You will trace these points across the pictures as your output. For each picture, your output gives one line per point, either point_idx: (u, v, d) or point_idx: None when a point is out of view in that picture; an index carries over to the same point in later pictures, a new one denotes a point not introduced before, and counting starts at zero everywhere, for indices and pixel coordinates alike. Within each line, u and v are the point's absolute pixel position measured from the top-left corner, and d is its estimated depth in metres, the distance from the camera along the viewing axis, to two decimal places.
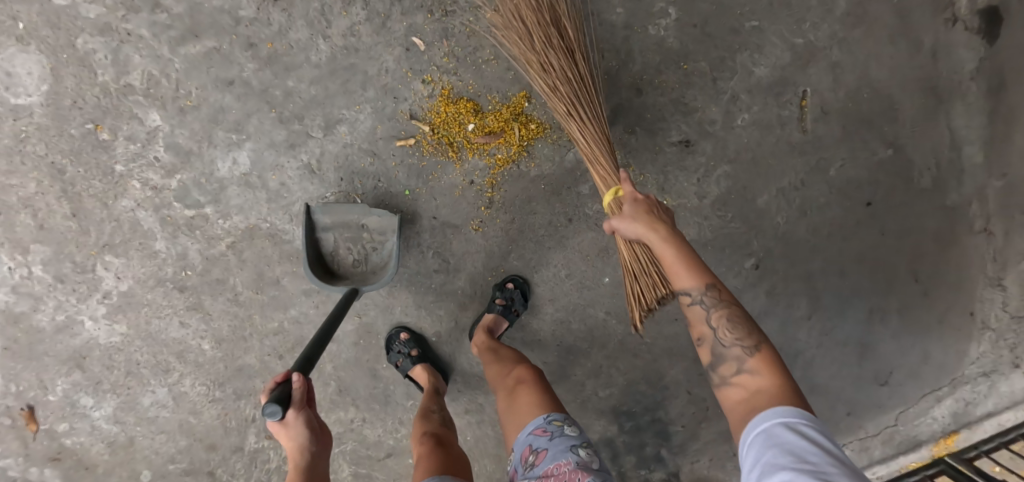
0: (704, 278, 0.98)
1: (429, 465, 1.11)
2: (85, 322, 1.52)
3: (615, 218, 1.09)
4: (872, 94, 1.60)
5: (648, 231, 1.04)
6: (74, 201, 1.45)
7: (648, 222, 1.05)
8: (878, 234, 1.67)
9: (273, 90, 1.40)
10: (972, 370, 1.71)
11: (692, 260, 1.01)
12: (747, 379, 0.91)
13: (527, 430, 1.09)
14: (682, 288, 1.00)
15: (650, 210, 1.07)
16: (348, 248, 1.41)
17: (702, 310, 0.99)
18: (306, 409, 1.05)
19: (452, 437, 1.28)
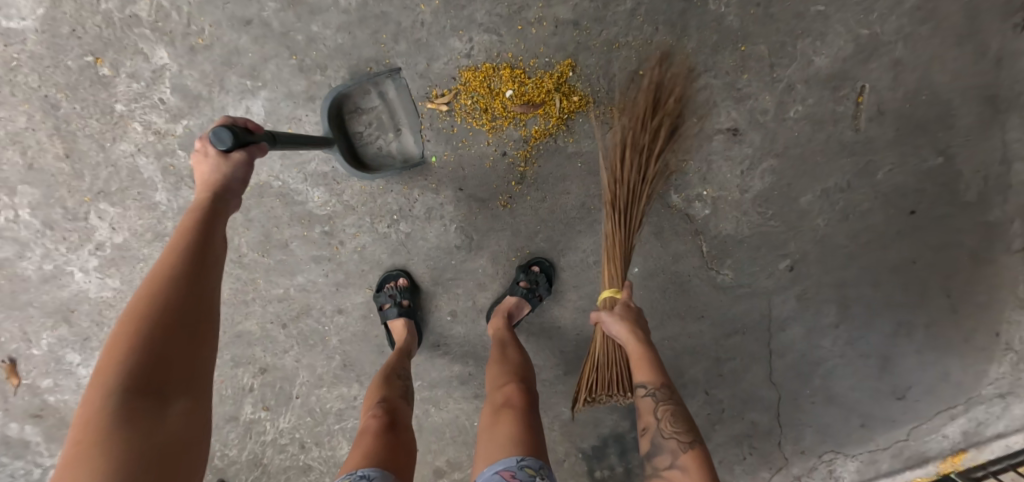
0: (657, 377, 1.11)
1: (373, 451, 1.03)
2: (75, 273, 1.41)
3: (603, 312, 1.22)
4: (931, 97, 1.49)
5: (631, 333, 1.16)
6: (67, 141, 1.33)
7: (639, 336, 1.15)
8: (919, 245, 1.59)
9: (295, 34, 1.27)
10: (988, 391, 1.61)
11: (652, 359, 1.14)
12: (674, 473, 1.04)
13: (492, 467, 0.97)
14: (640, 381, 1.13)
15: (634, 318, 1.19)
16: (372, 119, 1.34)
17: (650, 402, 1.11)
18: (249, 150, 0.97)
19: (404, 412, 1.20)
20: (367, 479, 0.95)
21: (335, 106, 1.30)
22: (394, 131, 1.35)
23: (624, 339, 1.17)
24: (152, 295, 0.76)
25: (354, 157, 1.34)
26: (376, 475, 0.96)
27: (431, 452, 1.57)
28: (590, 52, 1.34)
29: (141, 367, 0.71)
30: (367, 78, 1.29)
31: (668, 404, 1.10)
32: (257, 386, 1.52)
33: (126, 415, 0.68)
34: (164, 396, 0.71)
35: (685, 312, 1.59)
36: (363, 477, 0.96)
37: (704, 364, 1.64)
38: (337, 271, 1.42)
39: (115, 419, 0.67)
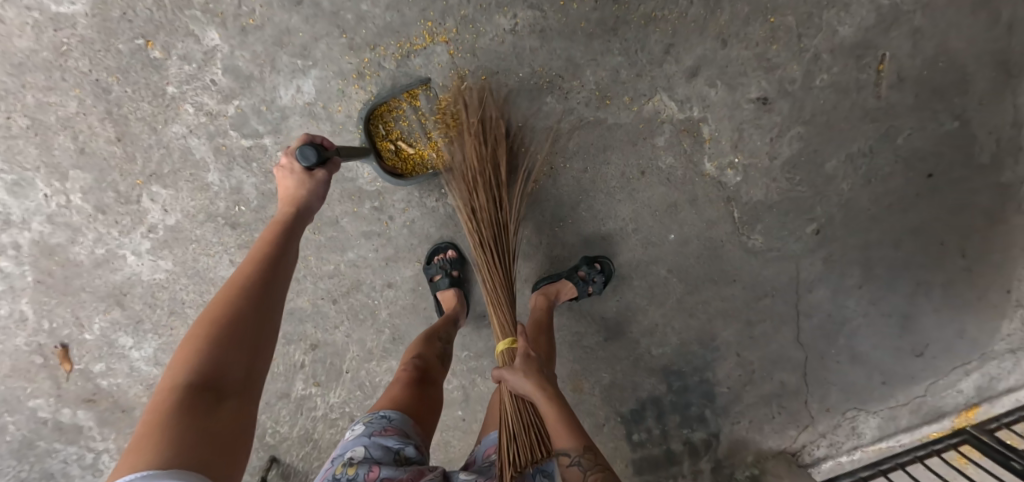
0: (581, 438, 0.94)
1: (399, 399, 1.10)
2: (128, 257, 1.44)
3: (506, 369, 1.09)
4: (948, 64, 1.56)
5: (541, 388, 1.02)
6: (119, 124, 1.35)
7: (538, 381, 1.03)
8: (938, 206, 1.66)
9: (345, 13, 1.29)
10: (1000, 347, 1.71)
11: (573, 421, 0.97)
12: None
13: (492, 437, 1.13)
14: (561, 447, 0.95)
15: (539, 368, 1.06)
16: (408, 129, 1.38)
17: (578, 473, 0.91)
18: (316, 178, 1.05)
19: (437, 371, 1.25)
20: (388, 420, 1.02)
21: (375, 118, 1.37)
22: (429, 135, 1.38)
23: (532, 395, 1.02)
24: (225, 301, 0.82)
25: (392, 166, 1.38)
26: (397, 419, 1.03)
27: (477, 421, 1.62)
28: (629, 26, 1.39)
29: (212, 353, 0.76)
30: (398, 89, 1.33)
31: (598, 469, 0.91)
32: (308, 362, 1.56)
33: (187, 403, 0.70)
34: (222, 386, 0.74)
35: (718, 277, 1.63)
36: (385, 417, 1.03)
37: (736, 327, 1.69)
38: (387, 246, 1.46)
39: (178, 401, 0.70)
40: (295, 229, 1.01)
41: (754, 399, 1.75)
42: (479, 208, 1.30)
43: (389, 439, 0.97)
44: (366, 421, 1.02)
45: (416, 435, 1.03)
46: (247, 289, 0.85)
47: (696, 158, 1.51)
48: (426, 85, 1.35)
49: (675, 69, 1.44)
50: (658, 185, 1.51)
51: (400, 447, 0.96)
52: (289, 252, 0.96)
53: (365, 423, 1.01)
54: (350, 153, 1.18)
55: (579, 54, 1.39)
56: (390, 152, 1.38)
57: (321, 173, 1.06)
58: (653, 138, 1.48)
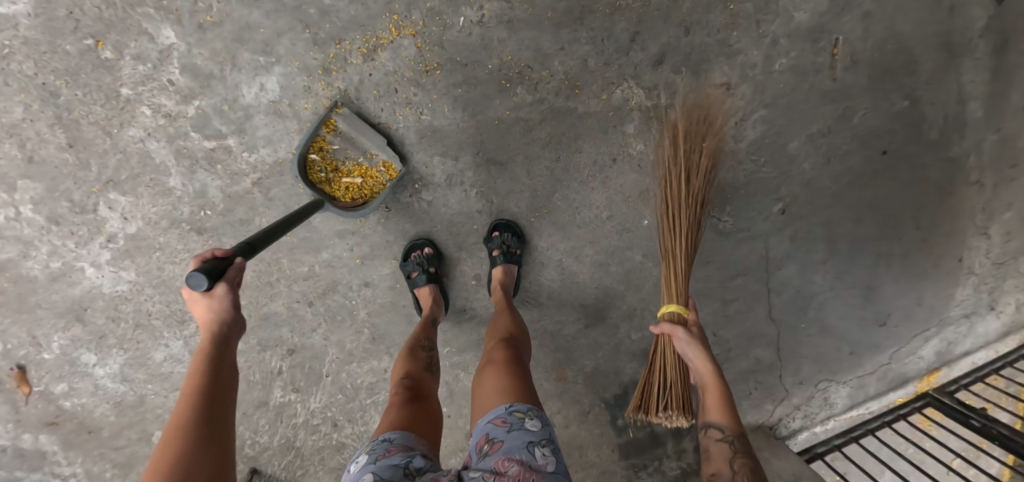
0: (734, 420, 1.12)
1: (398, 419, 1.06)
2: (86, 269, 1.37)
3: (680, 331, 1.22)
4: (896, 47, 1.64)
5: (705, 358, 1.18)
6: (70, 130, 1.28)
7: (707, 362, 1.17)
8: (894, 182, 1.74)
9: (307, 7, 1.26)
10: (956, 313, 1.81)
11: (726, 397, 1.15)
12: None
13: (487, 418, 1.04)
14: (714, 420, 1.14)
15: (703, 341, 1.21)
16: (347, 158, 1.35)
17: (724, 447, 1.10)
18: (236, 288, 0.91)
19: (429, 384, 1.23)
20: (390, 441, 0.98)
21: (310, 164, 1.34)
22: (367, 156, 1.36)
23: (698, 365, 1.18)
24: (166, 460, 0.74)
25: (349, 200, 1.37)
26: (398, 437, 0.99)
27: (463, 416, 1.62)
28: (595, 15, 1.40)
29: None
30: (314, 125, 1.29)
31: (741, 450, 1.10)
32: (285, 369, 1.52)
33: None
34: None
35: None
36: (386, 440, 0.99)
37: (711, 308, 1.73)
38: (362, 245, 1.44)
39: None
40: (227, 351, 0.90)
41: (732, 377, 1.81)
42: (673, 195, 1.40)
43: (394, 457, 0.93)
44: (368, 449, 0.97)
45: (422, 446, 1.00)
46: (184, 446, 0.75)
47: None
48: (338, 109, 1.30)
49: (641, 57, 1.46)
50: (631, 170, 1.53)
51: (408, 461, 0.92)
52: (224, 377, 0.86)
53: (366, 452, 0.96)
54: (268, 238, 1.01)
55: (548, 44, 1.39)
56: (340, 188, 1.36)
57: (226, 288, 0.89)
58: (623, 125, 1.49)
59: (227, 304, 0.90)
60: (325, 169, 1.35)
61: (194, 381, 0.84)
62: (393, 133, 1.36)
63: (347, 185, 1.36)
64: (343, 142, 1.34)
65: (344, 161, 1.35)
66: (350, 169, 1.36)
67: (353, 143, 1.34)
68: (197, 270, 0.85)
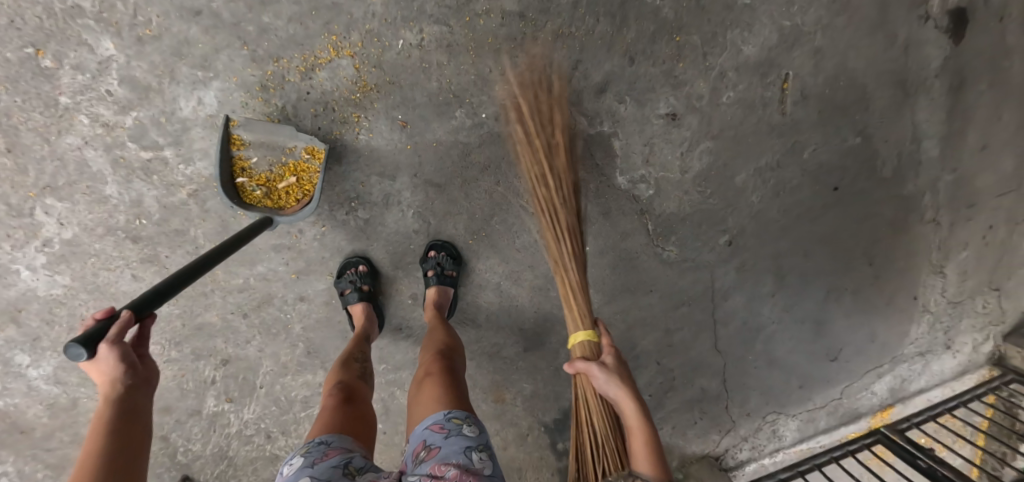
0: (661, 469, 1.06)
1: (333, 422, 1.09)
2: (21, 272, 1.39)
3: (598, 367, 1.15)
4: (848, 83, 1.64)
5: (627, 393, 1.12)
6: (9, 135, 1.30)
7: (627, 390, 1.12)
8: (845, 218, 1.74)
9: (246, 25, 1.28)
10: (911, 351, 1.85)
11: (654, 446, 1.09)
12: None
13: (423, 425, 1.07)
14: (639, 468, 1.07)
15: (625, 373, 1.16)
16: (270, 165, 1.34)
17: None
18: (124, 346, 0.89)
19: (363, 390, 1.24)
20: (327, 444, 1.00)
21: (245, 191, 1.33)
22: (287, 153, 1.34)
23: (620, 400, 1.13)
24: None
25: (295, 203, 1.35)
26: (335, 440, 1.02)
27: (399, 433, 1.63)
28: (537, 42, 1.42)
29: None
30: (220, 146, 1.29)
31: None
32: (219, 378, 1.52)
33: None
34: None
35: (635, 287, 1.66)
36: (324, 443, 1.01)
37: (655, 336, 1.73)
38: (297, 259, 1.45)
39: None
40: (130, 407, 0.90)
41: (676, 406, 1.81)
42: (543, 199, 1.31)
43: (332, 460, 0.96)
44: (304, 451, 0.99)
45: (357, 447, 1.03)
46: None
47: (606, 171, 1.54)
48: (233, 122, 1.30)
49: (584, 85, 1.47)
50: None
51: (347, 462, 0.96)
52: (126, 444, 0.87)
53: (302, 455, 0.98)
54: (182, 281, 0.98)
55: (488, 69, 1.40)
56: (282, 196, 1.35)
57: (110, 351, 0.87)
58: None
59: (118, 365, 0.89)
60: (257, 185, 1.34)
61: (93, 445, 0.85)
62: (329, 150, 1.37)
63: (286, 190, 1.35)
64: (257, 151, 1.33)
65: (269, 170, 1.34)
66: (280, 174, 1.34)
67: (267, 148, 1.33)
68: (75, 342, 0.83)
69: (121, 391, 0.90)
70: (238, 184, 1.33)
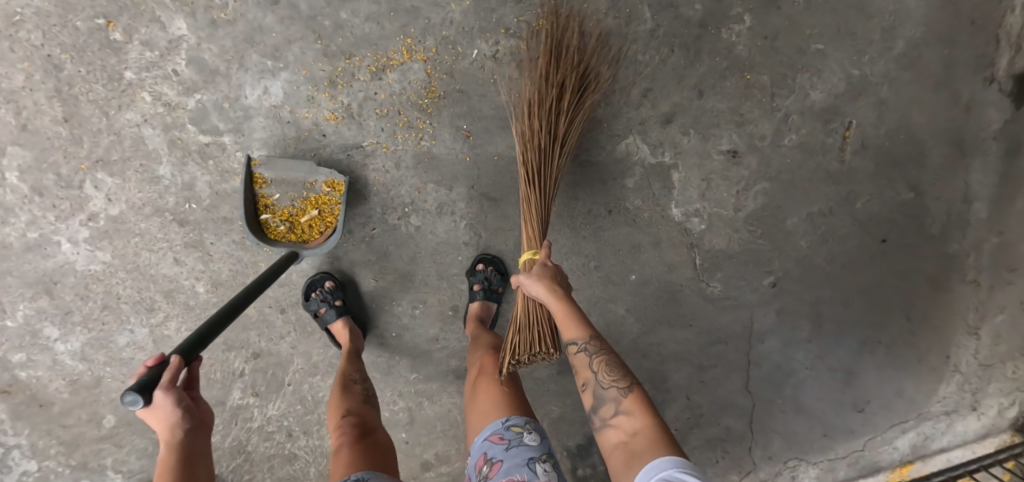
0: (588, 329, 1.05)
1: (356, 462, 1.08)
2: (62, 244, 1.36)
3: (524, 275, 1.14)
4: (908, 137, 1.62)
5: (553, 290, 1.10)
6: (68, 104, 1.27)
7: (553, 285, 1.11)
8: (888, 270, 1.72)
9: (323, 19, 1.26)
10: (937, 409, 1.78)
11: (576, 312, 1.08)
12: (623, 421, 0.97)
13: (482, 437, 1.08)
14: (570, 337, 1.06)
15: (555, 276, 1.14)
16: (292, 201, 1.33)
17: (585, 357, 1.04)
18: (178, 391, 0.89)
19: (370, 415, 1.24)
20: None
21: (272, 227, 1.33)
22: (308, 188, 1.32)
23: (545, 298, 1.10)
24: None
25: (318, 237, 1.34)
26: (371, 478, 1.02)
27: (421, 444, 1.60)
28: (610, 66, 1.40)
29: None
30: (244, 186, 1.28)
31: (602, 354, 1.04)
32: (248, 372, 1.49)
33: None
34: None
35: (674, 320, 1.64)
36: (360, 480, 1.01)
37: (688, 371, 1.69)
38: (343, 259, 1.42)
39: None
40: (190, 452, 0.91)
41: (699, 443, 1.78)
42: (535, 99, 1.25)
43: None
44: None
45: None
46: None
47: (661, 200, 1.53)
48: (256, 162, 1.28)
49: (650, 113, 1.45)
50: (624, 224, 1.52)
51: None
52: None
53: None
54: None
55: None
56: (306, 230, 1.34)
57: (163, 401, 0.87)
58: (623, 178, 1.48)
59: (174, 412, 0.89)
60: (281, 221, 1.33)
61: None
62: (390, 153, 1.35)
63: (310, 223, 1.33)
64: (279, 186, 1.31)
65: (291, 206, 1.33)
66: (302, 208, 1.33)
67: (287, 184, 1.31)
68: (130, 389, 0.83)
69: (181, 438, 0.90)
70: (263, 223, 1.33)
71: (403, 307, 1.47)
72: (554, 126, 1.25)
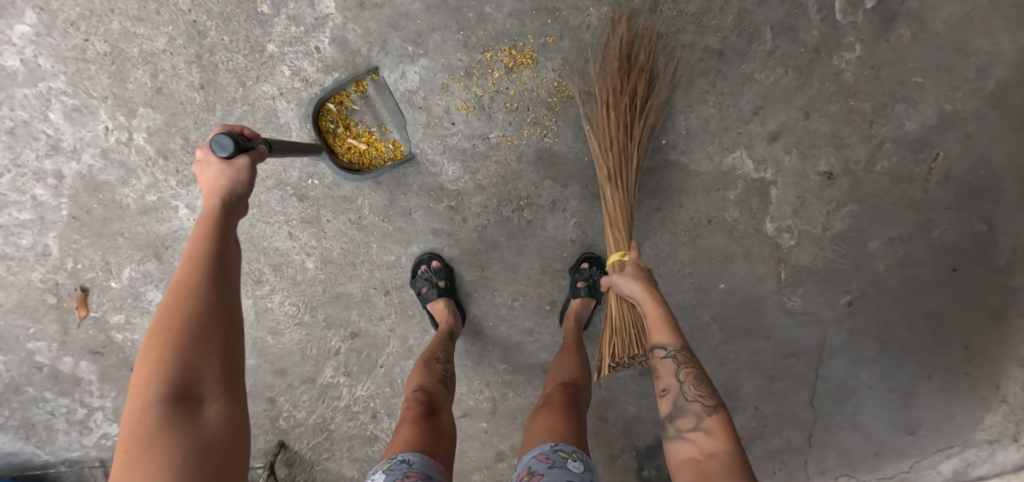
0: (677, 339, 1.06)
1: (413, 438, 1.07)
2: (179, 209, 1.36)
3: (616, 275, 1.19)
4: (988, 172, 1.54)
5: (645, 290, 1.13)
6: (206, 71, 1.28)
7: (647, 286, 1.13)
8: (954, 301, 1.61)
9: (467, 11, 1.30)
10: (979, 436, 1.62)
11: (665, 316, 1.09)
12: (700, 437, 0.98)
13: (530, 454, 1.05)
14: (659, 342, 1.07)
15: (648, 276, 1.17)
16: (360, 120, 1.35)
17: (671, 364, 1.05)
18: (248, 166, 0.97)
19: (444, 399, 1.24)
20: (409, 464, 1.00)
21: (324, 112, 1.32)
22: (382, 127, 1.36)
23: (638, 298, 1.13)
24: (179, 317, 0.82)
25: (347, 160, 1.35)
26: (417, 461, 1.01)
27: (498, 436, 1.59)
28: (728, 81, 1.47)
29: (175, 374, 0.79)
30: (348, 79, 1.29)
31: (689, 366, 1.05)
32: (343, 350, 1.51)
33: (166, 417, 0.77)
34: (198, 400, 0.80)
35: (753, 331, 1.67)
36: (405, 462, 1.01)
37: (759, 381, 1.71)
38: (454, 246, 1.45)
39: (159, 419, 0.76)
40: (232, 219, 0.96)
41: (759, 453, 1.76)
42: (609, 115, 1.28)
43: None
44: (386, 468, 1.00)
45: (439, 473, 1.02)
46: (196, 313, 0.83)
47: (758, 215, 1.57)
48: (376, 74, 1.31)
49: (758, 131, 1.50)
50: (720, 234, 1.57)
51: None
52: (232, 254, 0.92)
53: (384, 472, 0.99)
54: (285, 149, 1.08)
55: (678, 98, 1.48)
56: (343, 146, 1.35)
57: (244, 159, 0.95)
58: (725, 189, 1.54)
59: (237, 179, 0.96)
60: (333, 121, 1.33)
61: (200, 243, 0.89)
62: (512, 147, 1.38)
63: (353, 147, 1.35)
64: (364, 99, 1.34)
65: (355, 121, 1.35)
66: (360, 131, 1.35)
67: (377, 110, 1.35)
68: (220, 136, 0.90)
69: (230, 205, 0.96)
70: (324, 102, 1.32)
71: (503, 298, 1.49)
72: (616, 135, 1.28)
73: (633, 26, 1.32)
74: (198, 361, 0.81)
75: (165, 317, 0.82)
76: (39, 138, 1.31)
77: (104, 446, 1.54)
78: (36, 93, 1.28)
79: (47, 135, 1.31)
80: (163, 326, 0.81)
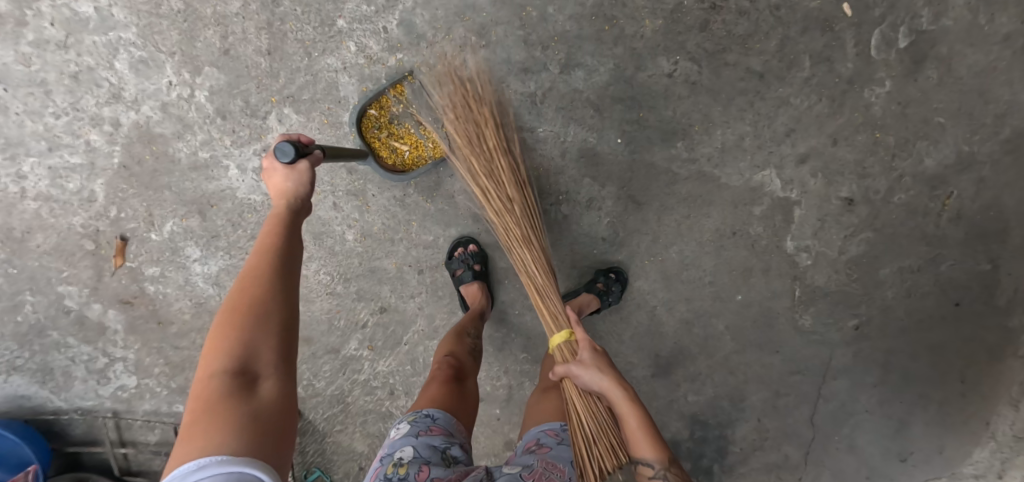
0: (666, 453, 0.98)
1: (439, 397, 1.11)
2: (230, 169, 1.39)
3: (575, 365, 1.10)
4: (997, 215, 1.57)
5: (616, 385, 1.04)
6: (275, 38, 1.34)
7: (615, 378, 1.05)
8: (955, 336, 1.64)
9: (530, 9, 1.42)
10: (967, 469, 1.66)
11: (652, 428, 1.00)
12: None
13: (539, 428, 1.10)
14: (646, 458, 0.99)
15: (608, 364, 1.09)
16: (402, 124, 1.40)
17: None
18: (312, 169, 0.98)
19: (471, 367, 1.27)
20: (433, 420, 1.03)
21: (367, 119, 1.38)
22: (421, 127, 1.39)
23: (607, 394, 1.05)
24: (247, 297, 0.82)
25: (391, 163, 1.40)
26: (441, 417, 1.04)
27: (511, 424, 1.62)
28: (765, 102, 1.54)
29: (239, 350, 0.78)
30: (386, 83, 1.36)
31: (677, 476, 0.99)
32: (371, 324, 1.54)
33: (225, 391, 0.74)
34: (254, 379, 0.77)
35: (763, 344, 1.70)
36: (430, 416, 1.04)
37: (765, 395, 1.73)
38: (490, 233, 1.49)
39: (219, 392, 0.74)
40: (299, 218, 0.96)
41: (757, 466, 1.76)
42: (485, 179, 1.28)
43: (436, 438, 0.99)
44: (412, 419, 1.03)
45: (460, 433, 1.05)
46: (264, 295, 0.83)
47: (780, 233, 1.62)
48: (411, 77, 1.37)
49: (788, 152, 1.57)
50: (743, 248, 1.63)
51: (447, 446, 0.98)
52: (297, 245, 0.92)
53: (410, 422, 1.02)
54: (334, 156, 1.10)
55: (717, 113, 1.53)
56: (387, 149, 1.40)
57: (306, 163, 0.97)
58: (752, 205, 1.59)
59: (304, 179, 0.97)
60: (375, 127, 1.39)
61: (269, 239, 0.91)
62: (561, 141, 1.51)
63: (396, 149, 1.40)
64: (403, 104, 1.39)
65: (396, 125, 1.39)
66: (401, 134, 1.40)
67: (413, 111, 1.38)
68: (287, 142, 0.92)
69: (298, 202, 0.96)
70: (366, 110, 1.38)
71: None
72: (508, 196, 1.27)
73: (676, 41, 1.48)
74: (258, 341, 0.80)
75: (233, 300, 0.82)
76: (102, 86, 1.35)
77: (118, 399, 1.54)
78: (105, 42, 1.33)
79: (110, 83, 1.35)
80: (232, 305, 0.82)
